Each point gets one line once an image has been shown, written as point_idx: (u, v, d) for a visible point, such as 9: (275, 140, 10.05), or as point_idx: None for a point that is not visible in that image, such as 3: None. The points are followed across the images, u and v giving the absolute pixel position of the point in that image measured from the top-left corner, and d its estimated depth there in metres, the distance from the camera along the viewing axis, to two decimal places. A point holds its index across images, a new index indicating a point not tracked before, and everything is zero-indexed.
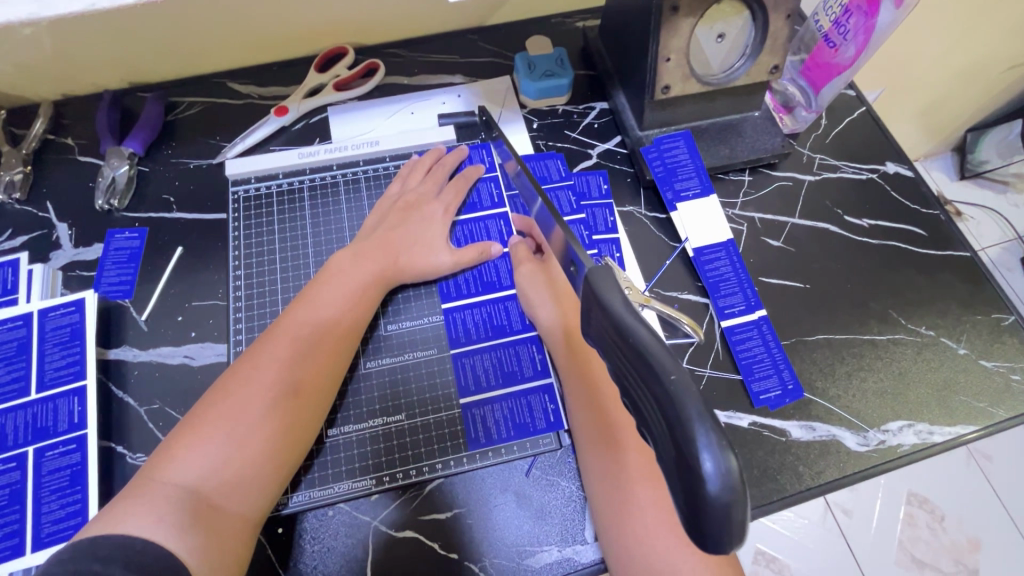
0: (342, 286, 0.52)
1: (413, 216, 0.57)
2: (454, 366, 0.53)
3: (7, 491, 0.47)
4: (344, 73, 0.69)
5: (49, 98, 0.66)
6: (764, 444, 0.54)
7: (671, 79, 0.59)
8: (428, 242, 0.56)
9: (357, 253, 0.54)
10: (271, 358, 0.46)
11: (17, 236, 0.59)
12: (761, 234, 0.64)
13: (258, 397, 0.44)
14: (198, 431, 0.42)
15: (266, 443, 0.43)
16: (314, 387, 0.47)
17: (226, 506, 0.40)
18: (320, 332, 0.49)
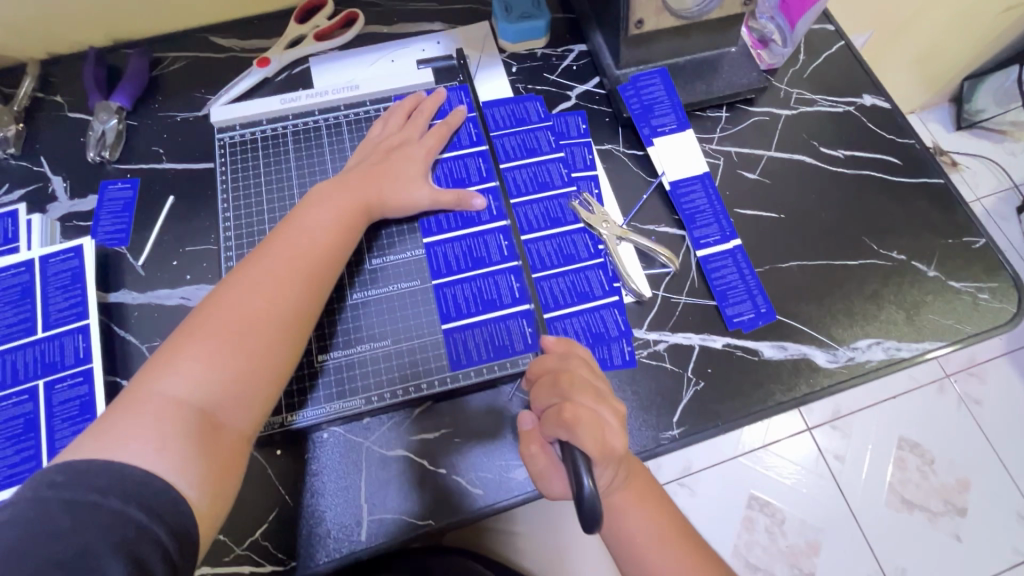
0: (325, 215, 0.52)
1: (395, 152, 0.58)
2: (435, 297, 0.56)
3: (22, 420, 0.50)
4: (323, 23, 0.70)
5: (36, 58, 0.68)
6: (737, 364, 0.56)
7: (644, 13, 0.60)
8: (411, 176, 0.57)
9: (336, 189, 0.54)
10: (256, 285, 0.47)
11: (14, 190, 0.62)
12: (737, 167, 0.65)
13: (248, 324, 0.45)
14: (190, 355, 0.43)
15: (260, 365, 0.45)
16: (303, 313, 0.48)
17: (225, 423, 0.43)
18: (308, 262, 0.50)
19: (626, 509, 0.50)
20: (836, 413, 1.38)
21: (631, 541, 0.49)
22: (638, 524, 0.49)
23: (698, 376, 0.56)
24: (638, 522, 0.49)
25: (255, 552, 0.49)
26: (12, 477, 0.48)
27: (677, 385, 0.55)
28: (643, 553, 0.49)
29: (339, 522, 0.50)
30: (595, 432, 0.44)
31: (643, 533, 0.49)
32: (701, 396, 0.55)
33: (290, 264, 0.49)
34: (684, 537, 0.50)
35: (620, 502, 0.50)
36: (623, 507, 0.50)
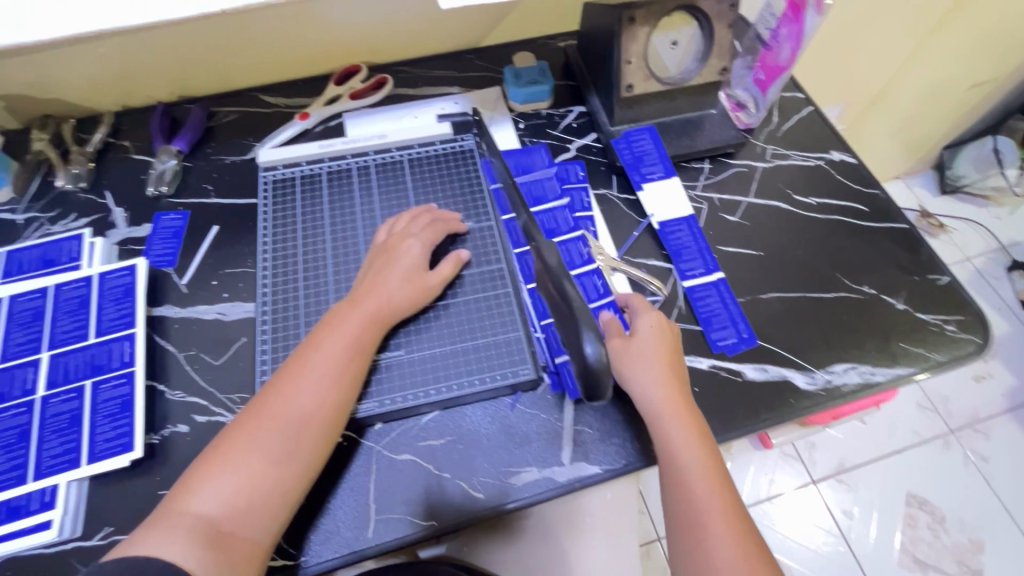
0: (346, 327, 0.54)
1: (397, 252, 0.60)
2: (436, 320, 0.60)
3: (67, 415, 0.55)
4: (358, 85, 0.81)
5: (112, 110, 0.79)
6: (722, 384, 0.61)
7: (633, 79, 0.71)
8: (417, 276, 0.59)
9: (343, 308, 0.56)
10: (275, 407, 0.49)
11: (80, 218, 0.70)
12: (719, 211, 0.73)
13: (268, 438, 0.48)
14: (217, 466, 0.47)
15: (274, 478, 0.47)
16: (320, 424, 0.50)
17: (238, 533, 0.45)
18: (329, 373, 0.51)
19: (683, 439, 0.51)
20: (841, 465, 1.37)
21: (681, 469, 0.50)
22: (696, 462, 0.50)
23: None
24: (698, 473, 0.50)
25: None
26: (53, 466, 0.53)
27: None
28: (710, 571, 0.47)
29: (347, 520, 0.53)
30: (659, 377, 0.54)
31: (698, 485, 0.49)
32: None
33: (311, 384, 0.51)
34: (749, 539, 0.47)
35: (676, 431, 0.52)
36: (677, 435, 0.51)
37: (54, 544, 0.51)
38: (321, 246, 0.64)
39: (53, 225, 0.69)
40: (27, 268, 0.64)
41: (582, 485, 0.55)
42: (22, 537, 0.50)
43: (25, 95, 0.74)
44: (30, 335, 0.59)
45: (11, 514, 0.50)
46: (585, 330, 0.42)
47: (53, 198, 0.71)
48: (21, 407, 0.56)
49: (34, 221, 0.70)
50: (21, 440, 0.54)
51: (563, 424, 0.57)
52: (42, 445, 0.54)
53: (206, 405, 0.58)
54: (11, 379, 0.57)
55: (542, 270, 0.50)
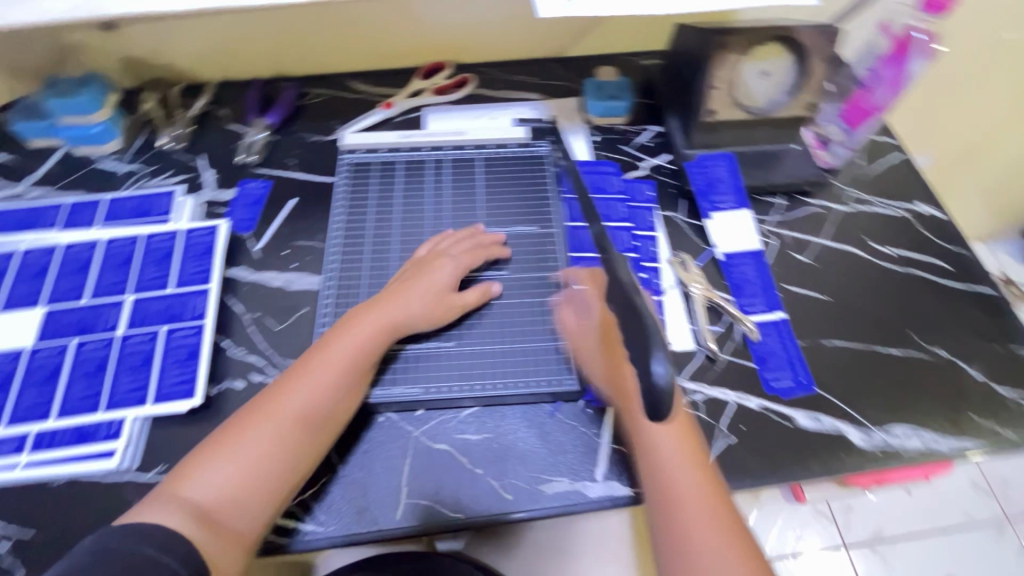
0: (354, 333, 0.55)
1: (424, 268, 0.60)
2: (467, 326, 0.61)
3: (141, 355, 0.59)
4: (441, 81, 0.84)
5: (214, 80, 0.85)
6: (771, 426, 0.59)
7: (717, 105, 0.71)
8: (439, 292, 0.59)
9: (353, 315, 0.57)
10: (275, 402, 0.51)
11: (175, 176, 0.75)
12: (789, 249, 0.71)
13: (266, 431, 0.50)
14: (216, 453, 0.49)
15: (266, 471, 0.49)
16: (316, 420, 0.51)
17: (227, 524, 0.46)
18: (330, 374, 0.53)
19: (679, 471, 0.48)
20: (877, 534, 1.29)
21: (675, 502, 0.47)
22: (672, 455, 0.48)
23: (730, 432, 0.58)
24: (701, 509, 0.46)
25: (299, 510, 0.53)
26: (122, 400, 0.57)
27: (709, 435, 0.58)
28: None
29: (379, 499, 0.54)
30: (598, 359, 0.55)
31: (699, 524, 0.46)
32: (732, 450, 0.57)
33: (311, 388, 0.52)
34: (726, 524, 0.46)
35: (676, 467, 0.48)
36: (653, 428, 0.49)
37: (113, 474, 0.54)
38: (388, 231, 0.66)
39: (150, 179, 0.75)
40: (124, 216, 0.69)
41: (613, 504, 0.54)
42: (89, 461, 0.54)
43: (143, 58, 0.80)
44: (118, 277, 0.64)
45: (82, 438, 0.55)
46: (658, 351, 0.42)
47: (154, 155, 0.77)
48: (102, 341, 0.60)
49: (135, 173, 0.75)
50: (99, 372, 0.58)
51: (600, 441, 0.57)
52: (116, 380, 0.58)
53: (263, 366, 0.61)
54: (97, 315, 0.62)
55: (612, 282, 0.49)
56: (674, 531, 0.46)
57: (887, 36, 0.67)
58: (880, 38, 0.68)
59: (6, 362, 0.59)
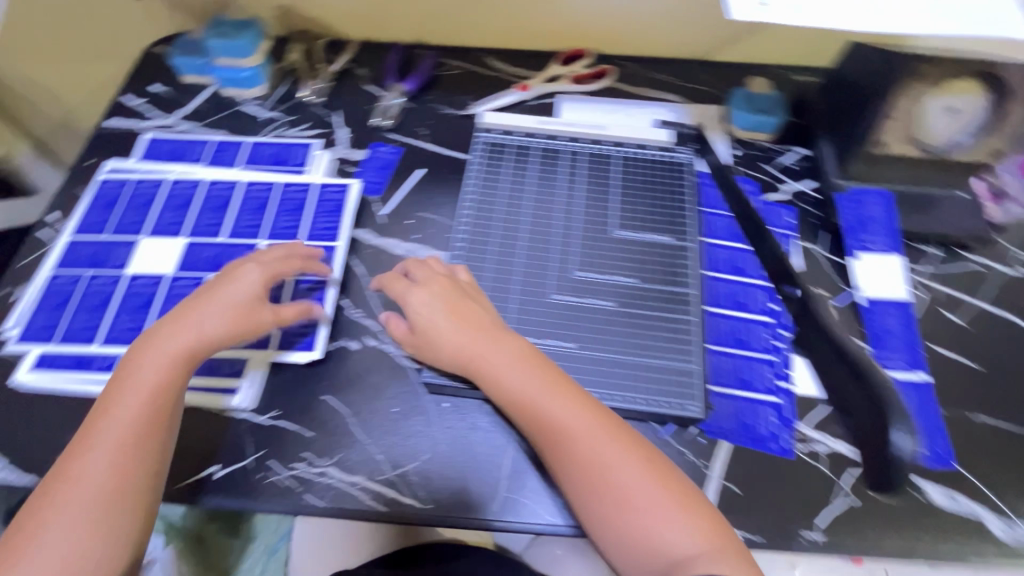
0: (149, 369, 0.50)
1: (225, 278, 0.56)
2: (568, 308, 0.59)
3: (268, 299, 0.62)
4: (580, 70, 0.81)
5: (357, 38, 0.85)
6: (900, 496, 0.54)
7: (889, 137, 0.65)
8: (236, 309, 0.54)
9: (171, 319, 0.53)
10: (83, 457, 0.47)
11: (311, 129, 0.77)
12: (939, 306, 0.64)
13: (90, 499, 0.45)
14: (66, 523, 0.45)
15: (96, 546, 0.45)
16: (122, 482, 0.47)
17: None
18: (140, 420, 0.48)
19: (585, 428, 0.51)
20: None
21: (601, 466, 0.49)
22: (609, 452, 0.50)
23: (853, 493, 0.54)
24: (627, 460, 0.49)
25: (400, 482, 0.54)
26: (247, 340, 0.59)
27: (828, 492, 0.54)
28: (677, 567, 0.46)
29: (477, 488, 0.54)
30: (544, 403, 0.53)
31: (631, 479, 0.49)
32: (852, 513, 0.53)
33: (122, 425, 0.48)
34: (680, 499, 0.48)
35: (616, 467, 0.49)
36: (547, 407, 0.51)
37: (233, 410, 0.57)
38: (516, 218, 0.65)
39: (288, 129, 0.77)
40: (263, 162, 0.71)
41: None
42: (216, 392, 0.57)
43: (297, 8, 0.82)
44: (254, 220, 0.66)
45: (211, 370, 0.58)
46: None
47: (293, 105, 0.79)
48: None
49: (274, 121, 0.77)
50: None
51: (710, 473, 0.54)
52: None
53: (377, 332, 0.61)
54: (232, 255, 0.64)
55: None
56: (607, 494, 0.49)
57: None
58: None
59: (148, 285, 0.62)
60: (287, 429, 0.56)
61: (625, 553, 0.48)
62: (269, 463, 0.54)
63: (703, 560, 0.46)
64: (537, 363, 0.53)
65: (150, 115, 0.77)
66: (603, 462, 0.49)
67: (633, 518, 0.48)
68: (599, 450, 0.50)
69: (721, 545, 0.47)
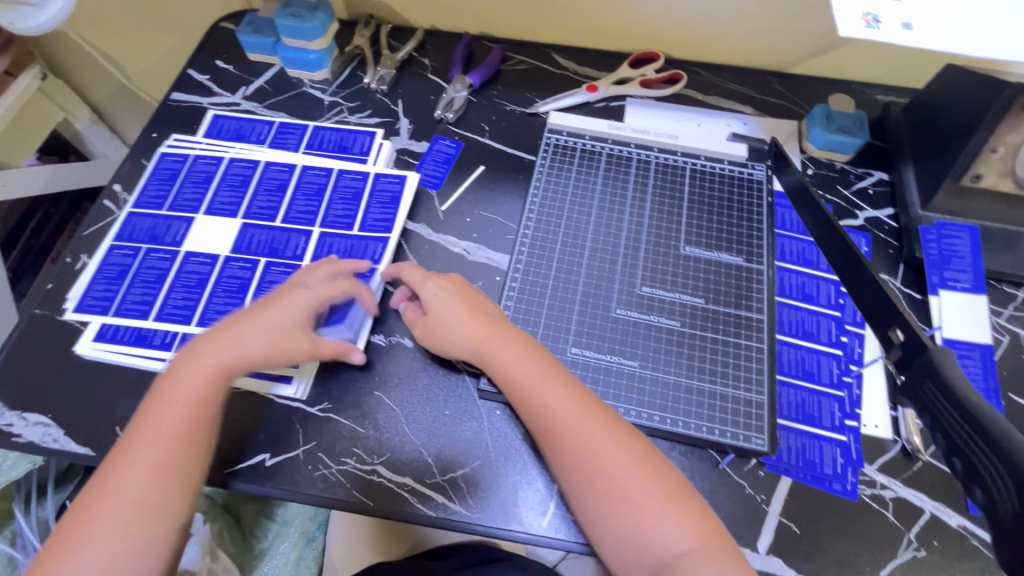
0: (183, 390, 0.50)
1: (278, 294, 0.55)
2: (630, 325, 0.57)
3: None
4: (651, 74, 0.78)
5: (422, 27, 0.84)
6: (970, 552, 0.51)
7: (986, 170, 0.60)
8: (280, 329, 0.53)
9: (210, 337, 0.52)
10: (117, 473, 0.46)
11: (372, 117, 0.76)
12: (1023, 352, 0.61)
13: (125, 512, 0.45)
14: (98, 536, 0.44)
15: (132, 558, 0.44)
16: (159, 497, 0.46)
17: None
18: (174, 436, 0.48)
19: (578, 421, 0.50)
20: None
21: (591, 459, 0.48)
22: (599, 442, 0.49)
23: (919, 543, 0.51)
24: (615, 449, 0.49)
25: (449, 487, 0.53)
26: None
27: (893, 540, 0.52)
28: (668, 566, 0.46)
29: (526, 501, 0.53)
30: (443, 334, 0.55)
31: (618, 471, 0.48)
32: (917, 564, 0.51)
33: (156, 441, 0.47)
34: (670, 491, 0.48)
35: (603, 455, 0.48)
36: (544, 395, 0.51)
37: (286, 398, 0.57)
38: (582, 226, 0.63)
39: (350, 115, 0.76)
40: (325, 147, 0.71)
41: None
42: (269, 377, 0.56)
43: None
44: (311, 207, 0.66)
45: None
46: None
47: (356, 91, 0.78)
48: (288, 268, 0.61)
49: (336, 106, 0.76)
50: None
51: (768, 509, 0.52)
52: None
53: None
54: (287, 241, 0.63)
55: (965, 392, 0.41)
56: (599, 488, 0.48)
57: None
58: None
59: (204, 265, 0.62)
60: (339, 423, 0.56)
61: (615, 545, 0.47)
62: (319, 456, 0.54)
63: (695, 556, 0.45)
64: (542, 358, 0.53)
65: (215, 91, 0.77)
66: (594, 452, 0.48)
67: (626, 509, 0.47)
68: (587, 436, 0.49)
69: (711, 542, 0.46)
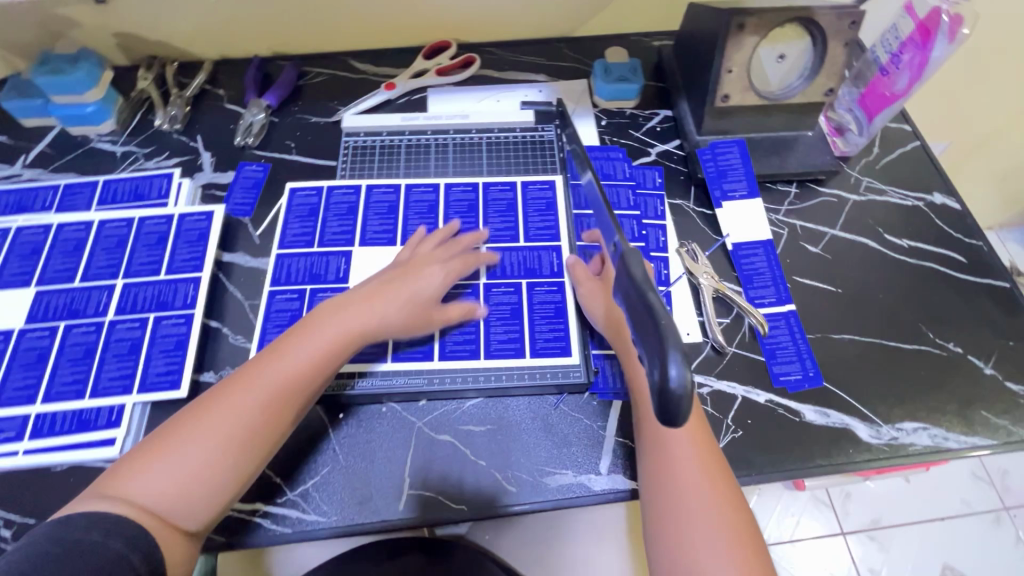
0: (320, 334, 0.52)
1: (415, 270, 0.58)
2: (440, 327, 0.60)
3: (128, 343, 0.58)
4: (445, 61, 0.81)
5: (211, 58, 0.82)
6: (779, 420, 0.58)
7: (731, 89, 0.68)
8: (419, 303, 0.56)
9: (361, 292, 0.56)
10: (235, 392, 0.48)
11: (171, 157, 0.74)
12: (800, 239, 0.69)
13: (226, 426, 0.46)
14: (182, 447, 0.45)
15: (221, 474, 0.45)
16: (269, 422, 0.48)
17: (172, 523, 0.43)
18: (292, 377, 0.49)
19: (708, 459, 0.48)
20: (876, 522, 1.24)
21: (674, 463, 0.47)
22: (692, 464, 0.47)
23: (737, 425, 0.58)
24: (702, 475, 0.46)
25: (303, 499, 0.54)
26: (108, 388, 0.56)
27: (715, 430, 0.57)
28: None
29: (381, 490, 0.54)
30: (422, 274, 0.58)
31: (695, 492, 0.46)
32: (737, 444, 0.57)
33: (280, 377, 0.49)
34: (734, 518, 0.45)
35: (690, 475, 0.46)
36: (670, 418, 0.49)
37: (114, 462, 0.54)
38: (390, 220, 0.67)
39: (147, 161, 0.73)
40: (120, 199, 0.68)
41: (617, 497, 0.54)
42: (87, 448, 0.53)
43: (136, 34, 0.78)
44: (111, 260, 0.63)
45: (81, 426, 0.54)
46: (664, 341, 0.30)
47: (150, 136, 0.75)
48: (91, 326, 0.59)
49: (131, 154, 0.74)
50: (86, 357, 0.57)
51: (605, 433, 0.56)
52: (103, 367, 0.57)
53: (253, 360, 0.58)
54: (87, 299, 0.61)
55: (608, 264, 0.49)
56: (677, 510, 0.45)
57: (912, 18, 0.63)
58: (905, 19, 0.64)
59: None
60: None
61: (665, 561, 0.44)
62: None
63: None
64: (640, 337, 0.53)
65: None
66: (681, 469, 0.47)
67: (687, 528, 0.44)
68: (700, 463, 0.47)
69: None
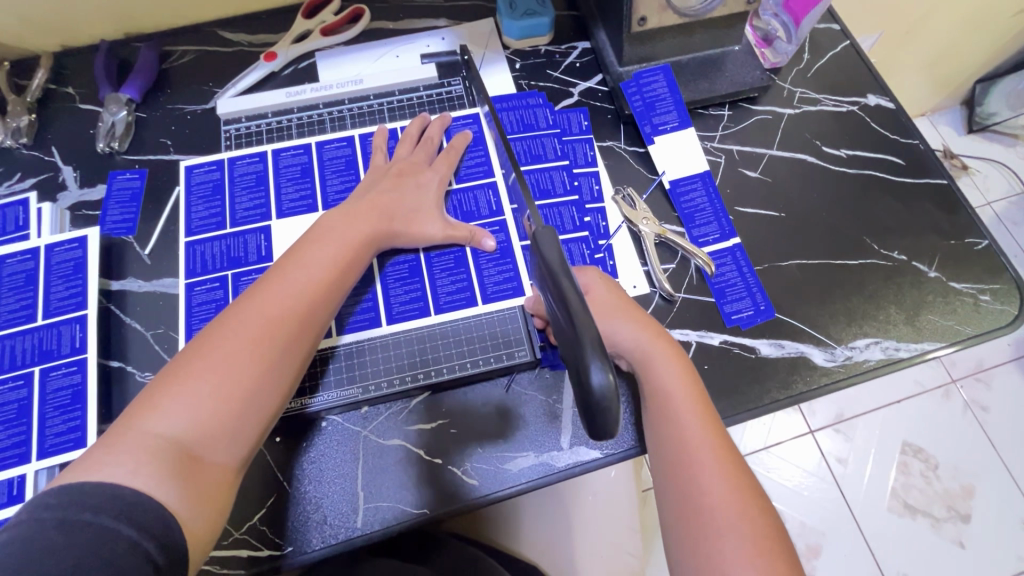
0: (329, 247, 0.50)
1: (405, 180, 0.57)
2: (382, 292, 0.57)
3: (16, 405, 0.51)
4: (329, 18, 0.70)
5: (49, 50, 0.69)
6: (734, 360, 0.56)
7: (647, 11, 0.60)
8: (416, 213, 0.56)
9: (352, 210, 0.53)
10: (250, 309, 0.44)
11: (26, 179, 0.63)
12: (739, 165, 0.65)
13: (252, 347, 0.43)
14: (207, 375, 0.41)
15: (257, 396, 0.42)
16: (298, 339, 0.45)
17: (208, 457, 0.39)
18: (311, 287, 0.47)
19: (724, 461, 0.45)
20: (840, 415, 1.17)
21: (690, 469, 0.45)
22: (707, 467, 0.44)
23: None
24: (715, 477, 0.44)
25: (251, 536, 0.50)
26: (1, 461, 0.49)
27: None
28: None
29: (335, 509, 0.51)
30: (412, 189, 0.57)
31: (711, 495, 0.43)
32: None
33: (298, 289, 0.46)
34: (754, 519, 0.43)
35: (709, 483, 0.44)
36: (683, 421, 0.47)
37: None
38: (306, 184, 0.61)
39: None
40: None
41: (583, 469, 0.52)
42: None
43: None
44: None
45: None
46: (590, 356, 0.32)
47: None
48: None
49: None
50: None
51: (562, 407, 0.54)
52: None
53: None
54: None
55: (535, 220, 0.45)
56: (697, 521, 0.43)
57: None
58: None
59: None
60: None
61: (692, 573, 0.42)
62: None
63: None
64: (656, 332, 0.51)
65: None
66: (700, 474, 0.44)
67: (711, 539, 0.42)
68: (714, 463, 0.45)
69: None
